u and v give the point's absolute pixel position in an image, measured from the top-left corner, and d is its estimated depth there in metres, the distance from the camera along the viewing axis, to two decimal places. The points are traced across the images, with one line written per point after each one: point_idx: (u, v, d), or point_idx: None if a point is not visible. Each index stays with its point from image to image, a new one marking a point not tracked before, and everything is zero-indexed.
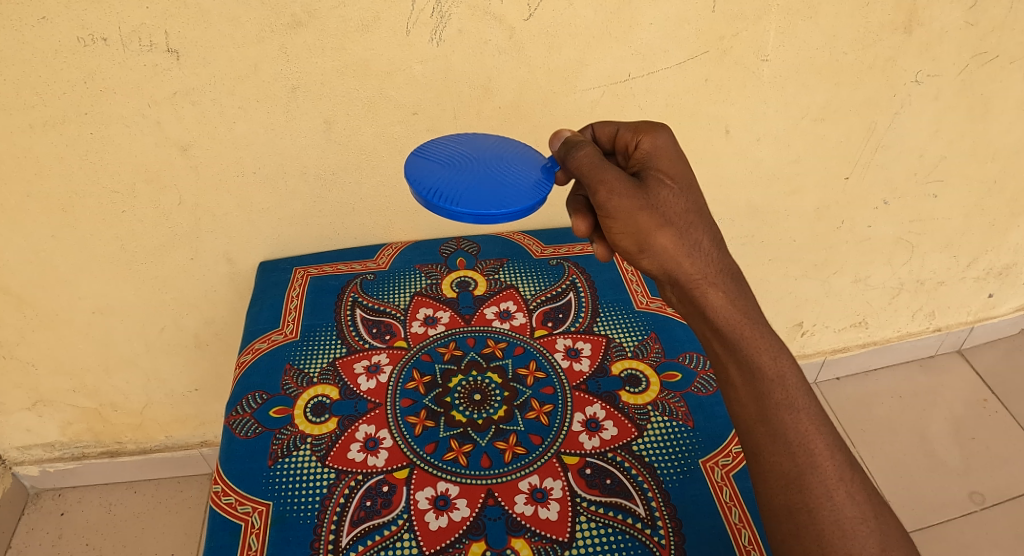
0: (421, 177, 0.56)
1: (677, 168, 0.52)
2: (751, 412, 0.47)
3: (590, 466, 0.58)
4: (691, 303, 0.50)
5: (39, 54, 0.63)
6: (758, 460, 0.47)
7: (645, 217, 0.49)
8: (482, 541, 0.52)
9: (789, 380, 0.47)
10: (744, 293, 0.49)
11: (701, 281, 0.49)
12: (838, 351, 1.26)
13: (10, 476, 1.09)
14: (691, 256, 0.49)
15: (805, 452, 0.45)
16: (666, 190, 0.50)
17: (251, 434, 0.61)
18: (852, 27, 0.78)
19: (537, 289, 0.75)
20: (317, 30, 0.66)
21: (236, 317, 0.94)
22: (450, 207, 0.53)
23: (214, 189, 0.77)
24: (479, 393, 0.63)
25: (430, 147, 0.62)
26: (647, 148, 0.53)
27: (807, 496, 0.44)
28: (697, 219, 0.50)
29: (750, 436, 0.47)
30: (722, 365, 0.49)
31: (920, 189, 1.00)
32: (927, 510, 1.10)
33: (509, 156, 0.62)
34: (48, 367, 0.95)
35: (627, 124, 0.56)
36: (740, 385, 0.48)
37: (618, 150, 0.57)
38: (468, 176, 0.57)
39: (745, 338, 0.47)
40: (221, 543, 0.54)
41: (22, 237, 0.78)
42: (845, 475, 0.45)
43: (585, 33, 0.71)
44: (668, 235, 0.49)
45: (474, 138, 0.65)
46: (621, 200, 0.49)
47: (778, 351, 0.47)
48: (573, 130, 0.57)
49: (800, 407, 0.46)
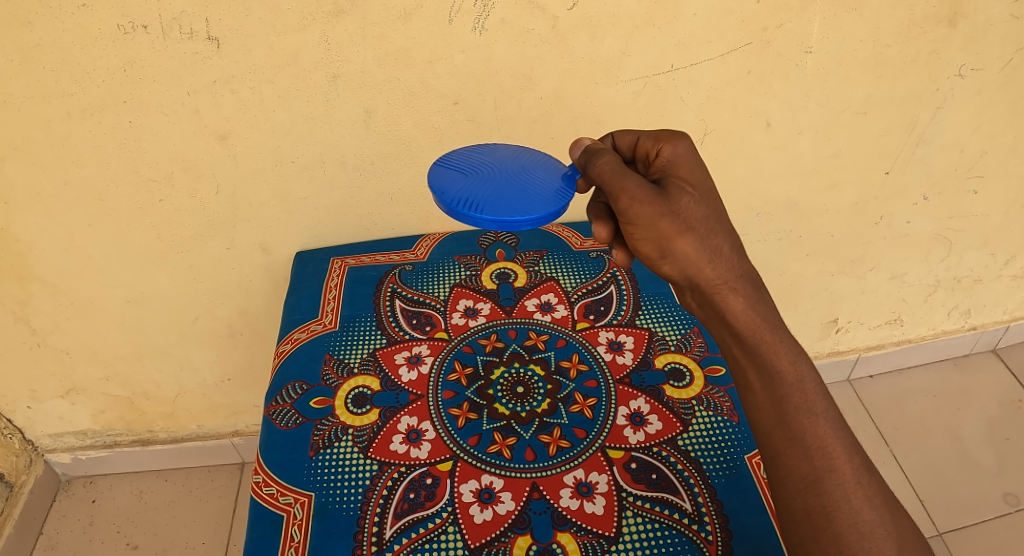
0: (444, 188, 0.55)
1: (697, 176, 0.50)
2: (769, 416, 0.47)
3: (635, 461, 0.57)
4: (711, 308, 0.49)
5: (79, 42, 0.63)
6: (776, 464, 0.46)
7: (667, 223, 0.47)
8: (528, 534, 0.52)
9: (808, 384, 0.46)
10: (765, 300, 0.48)
11: (722, 286, 0.48)
12: (872, 348, 1.24)
13: (43, 462, 1.11)
14: (712, 262, 0.48)
15: (823, 455, 0.45)
16: (687, 197, 0.48)
17: (291, 425, 0.61)
18: (896, 19, 0.76)
19: (578, 282, 0.75)
20: (359, 19, 0.65)
21: (270, 308, 0.94)
22: (474, 214, 0.52)
23: (252, 177, 0.77)
24: (522, 385, 0.63)
25: (455, 157, 0.61)
26: (667, 156, 0.52)
27: (826, 500, 0.44)
28: (717, 225, 0.48)
29: (767, 440, 0.47)
30: (741, 370, 0.49)
31: (960, 184, 0.98)
32: (961, 511, 1.08)
33: (530, 165, 0.61)
34: (82, 355, 0.95)
35: (648, 133, 0.55)
36: (759, 389, 0.47)
37: (638, 158, 0.56)
38: (489, 183, 0.57)
39: (764, 343, 0.47)
40: (263, 533, 0.54)
41: (61, 225, 0.78)
42: (862, 479, 0.45)
43: (629, 22, 0.70)
44: (690, 241, 0.47)
45: (494, 148, 0.64)
46: (643, 206, 0.47)
47: (797, 357, 0.47)
48: (593, 139, 0.57)
49: (818, 411, 0.46)
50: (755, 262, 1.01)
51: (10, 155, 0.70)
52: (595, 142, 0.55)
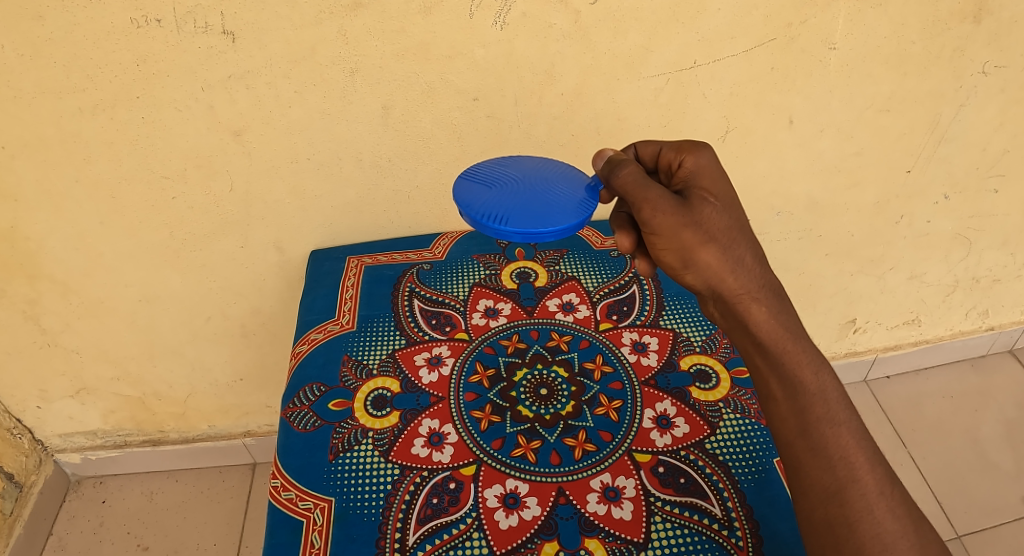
0: (469, 200, 0.54)
1: (720, 187, 0.49)
2: (791, 426, 0.46)
3: (663, 465, 0.56)
4: (734, 318, 0.48)
5: (92, 36, 0.61)
6: (798, 473, 0.45)
7: (689, 234, 0.46)
8: (555, 541, 0.51)
9: (831, 394, 0.46)
10: (787, 310, 0.47)
11: (745, 296, 0.47)
12: (889, 349, 1.23)
13: (52, 462, 1.09)
14: (735, 273, 0.46)
15: (846, 465, 0.44)
16: (710, 207, 0.47)
17: (310, 427, 0.60)
18: (922, 15, 0.75)
19: (600, 281, 0.73)
20: (378, 13, 0.64)
21: (284, 307, 0.93)
22: (499, 227, 0.51)
23: (267, 174, 0.76)
24: (546, 387, 0.62)
25: (480, 169, 0.60)
26: (690, 167, 0.51)
27: (849, 510, 0.43)
28: (740, 235, 0.47)
29: (789, 449, 0.46)
30: (763, 380, 0.48)
31: (981, 183, 0.97)
32: (980, 513, 1.07)
33: (553, 176, 0.60)
34: (92, 354, 0.94)
35: (670, 143, 0.53)
36: (781, 399, 0.47)
37: (661, 169, 0.54)
38: (514, 196, 0.56)
39: (787, 353, 0.46)
40: (282, 539, 0.52)
41: (73, 223, 0.77)
42: (884, 489, 0.43)
43: (652, 17, 0.69)
44: (713, 251, 0.46)
45: (518, 160, 0.63)
46: (665, 217, 0.46)
47: (819, 366, 0.47)
48: (616, 149, 0.56)
49: (841, 421, 0.45)
50: (774, 261, 1.00)
51: (21, 151, 0.69)
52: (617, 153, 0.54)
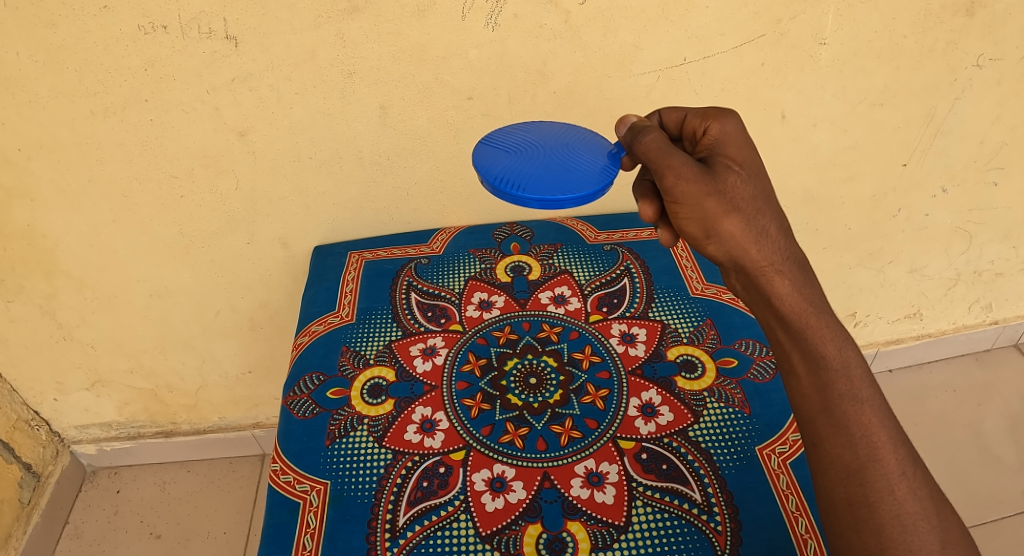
0: (487, 165, 0.56)
1: (745, 154, 0.50)
2: (813, 402, 0.46)
3: (646, 451, 0.57)
4: (756, 290, 0.48)
5: (102, 42, 0.65)
6: (818, 452, 0.45)
7: (712, 203, 0.47)
8: (538, 523, 0.52)
9: (854, 370, 0.45)
10: (812, 283, 0.47)
11: (768, 268, 0.47)
12: (892, 343, 1.23)
13: (69, 454, 1.14)
14: (758, 244, 0.47)
15: (868, 444, 0.44)
16: (734, 176, 0.48)
17: (308, 415, 0.63)
18: (912, 9, 0.75)
19: (592, 274, 0.75)
20: (373, 16, 0.66)
21: (291, 302, 0.96)
22: (516, 193, 0.52)
23: (271, 172, 0.79)
24: (535, 377, 0.63)
25: (498, 136, 0.62)
26: (715, 135, 0.51)
27: (869, 490, 0.43)
28: (764, 206, 0.48)
29: (810, 426, 0.46)
30: (786, 355, 0.48)
31: (980, 175, 0.96)
32: (982, 507, 1.07)
33: (575, 142, 0.61)
34: (107, 348, 0.98)
35: (695, 110, 0.54)
36: (803, 375, 0.46)
37: (685, 136, 0.55)
38: (534, 162, 0.57)
39: (810, 327, 0.46)
40: (280, 520, 0.55)
41: (87, 221, 0.81)
42: (907, 470, 0.43)
43: (642, 15, 0.70)
44: (736, 221, 0.47)
45: (541, 126, 0.65)
46: (689, 185, 0.47)
47: (843, 342, 0.46)
48: (640, 115, 0.56)
49: (864, 399, 0.45)
50: None
51: (36, 153, 0.72)
52: (640, 119, 0.54)
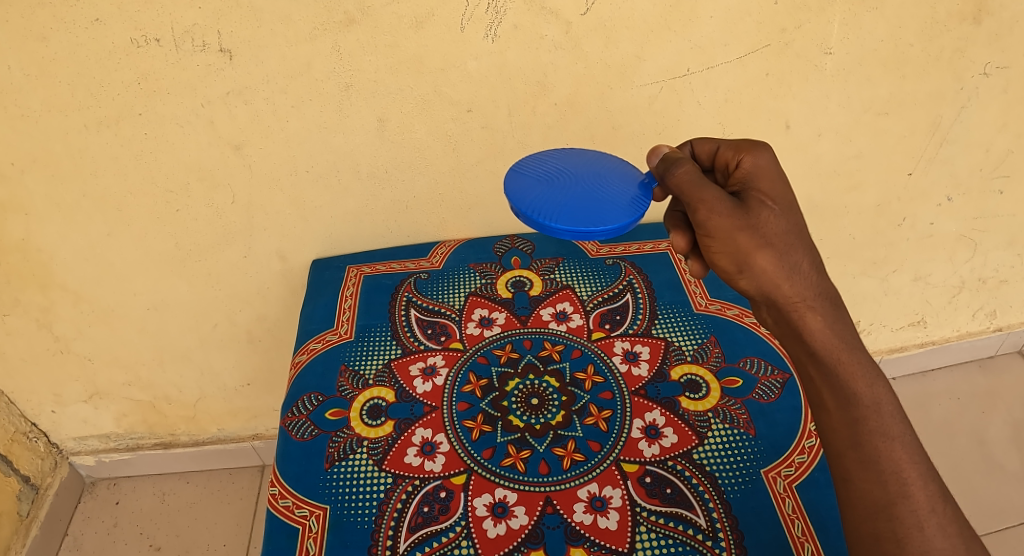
0: (519, 195, 0.55)
1: (778, 189, 0.49)
2: (842, 437, 0.45)
3: (650, 475, 0.56)
4: (787, 325, 0.48)
5: (95, 56, 0.63)
6: (847, 485, 0.45)
7: (745, 237, 0.46)
8: (541, 550, 0.52)
9: (885, 408, 0.45)
10: (843, 319, 0.47)
11: (800, 304, 0.46)
12: (895, 350, 1.22)
13: (67, 465, 1.13)
14: (791, 279, 0.46)
15: (897, 480, 0.43)
16: (767, 211, 0.47)
17: (307, 436, 0.62)
18: (920, 17, 0.74)
19: (594, 290, 0.74)
20: (370, 28, 0.65)
21: (288, 314, 0.95)
22: (548, 224, 0.51)
23: (268, 186, 0.78)
24: (537, 397, 0.63)
25: (527, 162, 0.61)
26: (747, 168, 0.50)
27: (898, 525, 0.42)
28: (797, 241, 0.47)
29: (838, 461, 0.45)
30: (815, 390, 0.47)
31: (986, 184, 0.95)
32: (985, 516, 1.06)
33: (606, 172, 0.60)
34: (104, 360, 0.97)
35: (729, 142, 0.53)
36: (833, 409, 0.46)
37: (717, 167, 0.54)
38: (566, 191, 0.56)
39: (842, 363, 0.45)
40: (278, 545, 0.54)
41: (82, 235, 0.80)
42: (936, 507, 0.42)
43: (643, 26, 0.69)
44: (769, 256, 0.46)
45: (571, 153, 0.64)
46: (722, 219, 0.46)
47: (874, 379, 0.45)
48: (672, 146, 0.55)
49: (894, 435, 0.44)
50: None
51: (30, 167, 0.71)
52: (673, 150, 0.53)
